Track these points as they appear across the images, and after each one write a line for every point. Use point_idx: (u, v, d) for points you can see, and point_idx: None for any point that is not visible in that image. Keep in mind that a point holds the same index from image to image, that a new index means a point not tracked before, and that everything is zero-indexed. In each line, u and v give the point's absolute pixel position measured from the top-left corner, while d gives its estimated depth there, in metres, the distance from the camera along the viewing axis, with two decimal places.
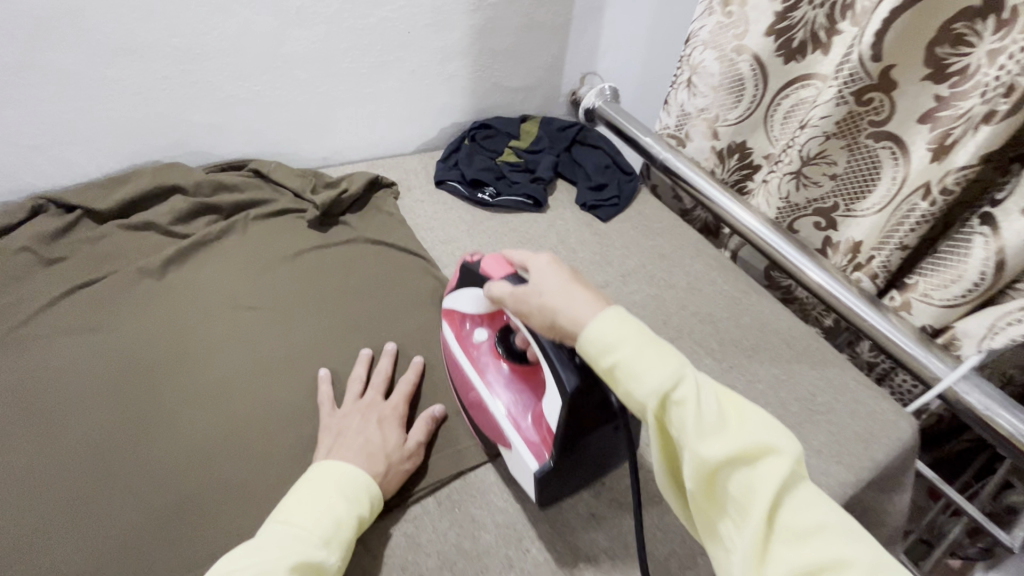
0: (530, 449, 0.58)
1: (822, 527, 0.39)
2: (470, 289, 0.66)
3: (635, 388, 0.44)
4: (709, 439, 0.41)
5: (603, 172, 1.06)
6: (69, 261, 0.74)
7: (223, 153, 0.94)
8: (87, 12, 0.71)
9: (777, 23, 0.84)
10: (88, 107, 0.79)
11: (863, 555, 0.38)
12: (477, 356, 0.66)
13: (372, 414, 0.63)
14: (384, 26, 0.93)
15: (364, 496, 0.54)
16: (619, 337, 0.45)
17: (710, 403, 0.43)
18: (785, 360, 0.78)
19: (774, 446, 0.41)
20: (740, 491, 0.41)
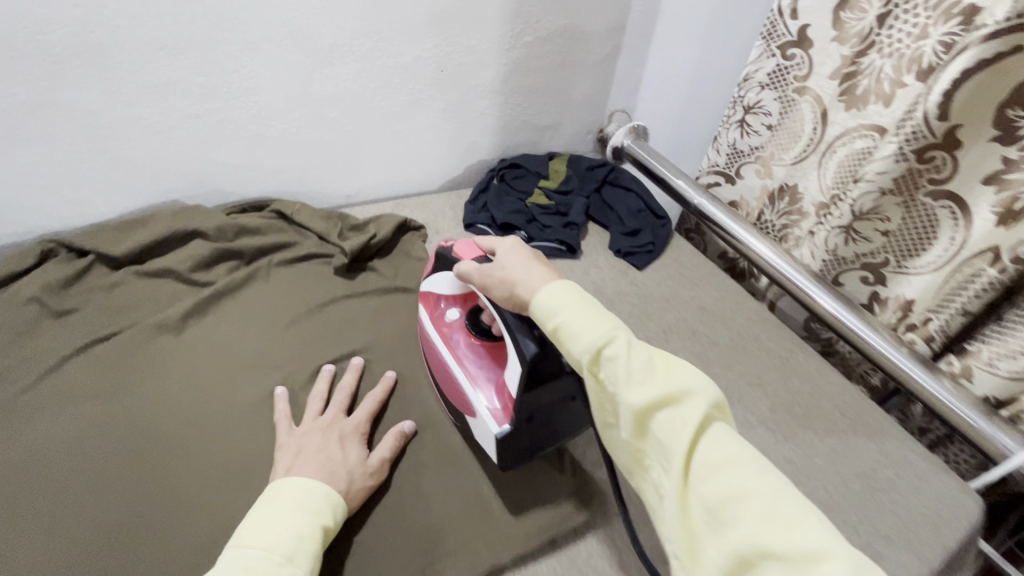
0: (492, 415, 0.61)
1: (734, 462, 0.41)
2: (443, 272, 0.71)
3: (574, 346, 0.49)
4: (635, 385, 0.45)
5: (635, 216, 1.02)
6: (79, 312, 0.69)
7: (244, 192, 0.90)
8: (112, 50, 0.67)
9: (845, 66, 0.86)
10: (108, 147, 0.74)
11: (777, 488, 0.39)
12: (449, 336, 0.70)
13: (334, 432, 0.62)
14: (416, 65, 0.89)
15: (325, 506, 0.54)
16: (561, 303, 0.51)
17: (635, 356, 0.47)
18: (840, 430, 0.74)
19: (696, 390, 0.44)
20: (664, 433, 0.43)
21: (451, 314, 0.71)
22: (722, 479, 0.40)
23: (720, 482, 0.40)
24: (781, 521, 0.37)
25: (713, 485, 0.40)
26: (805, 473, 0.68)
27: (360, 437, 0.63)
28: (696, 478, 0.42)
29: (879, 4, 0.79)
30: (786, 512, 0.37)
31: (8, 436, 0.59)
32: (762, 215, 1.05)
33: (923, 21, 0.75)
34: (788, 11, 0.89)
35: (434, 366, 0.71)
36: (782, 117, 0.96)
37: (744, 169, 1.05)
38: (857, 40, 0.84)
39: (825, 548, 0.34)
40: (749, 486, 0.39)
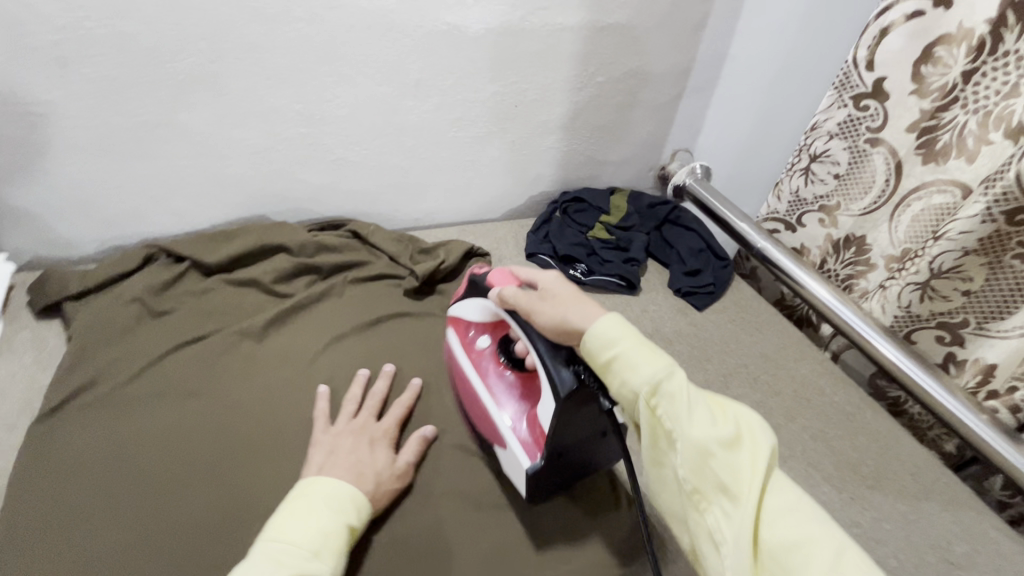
0: (523, 448, 0.61)
1: (789, 507, 0.45)
2: (474, 298, 0.68)
3: (633, 380, 0.48)
4: (701, 427, 0.47)
5: (697, 256, 1.02)
6: (174, 314, 0.74)
7: (322, 212, 0.95)
8: (226, 79, 0.74)
9: (923, 120, 0.81)
10: (211, 165, 0.81)
11: (834, 535, 0.44)
12: (482, 363, 0.69)
13: (365, 434, 0.65)
14: (493, 100, 0.94)
15: (350, 507, 0.54)
16: (617, 337, 0.50)
17: (696, 398, 0.48)
18: (912, 496, 0.71)
19: (758, 440, 0.47)
20: (728, 474, 0.46)
21: (481, 341, 0.70)
22: (789, 526, 0.44)
23: (787, 530, 0.44)
24: (848, 568, 0.41)
25: (778, 533, 0.44)
26: (874, 538, 0.66)
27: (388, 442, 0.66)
28: (760, 520, 0.45)
29: (966, 59, 0.74)
30: (847, 561, 0.42)
31: (103, 423, 0.63)
32: (825, 263, 0.99)
33: (1016, 77, 0.71)
34: (863, 62, 0.84)
35: (463, 389, 0.71)
36: (851, 168, 0.91)
37: (805, 217, 1.00)
38: (938, 94, 0.79)
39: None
40: (816, 538, 0.43)
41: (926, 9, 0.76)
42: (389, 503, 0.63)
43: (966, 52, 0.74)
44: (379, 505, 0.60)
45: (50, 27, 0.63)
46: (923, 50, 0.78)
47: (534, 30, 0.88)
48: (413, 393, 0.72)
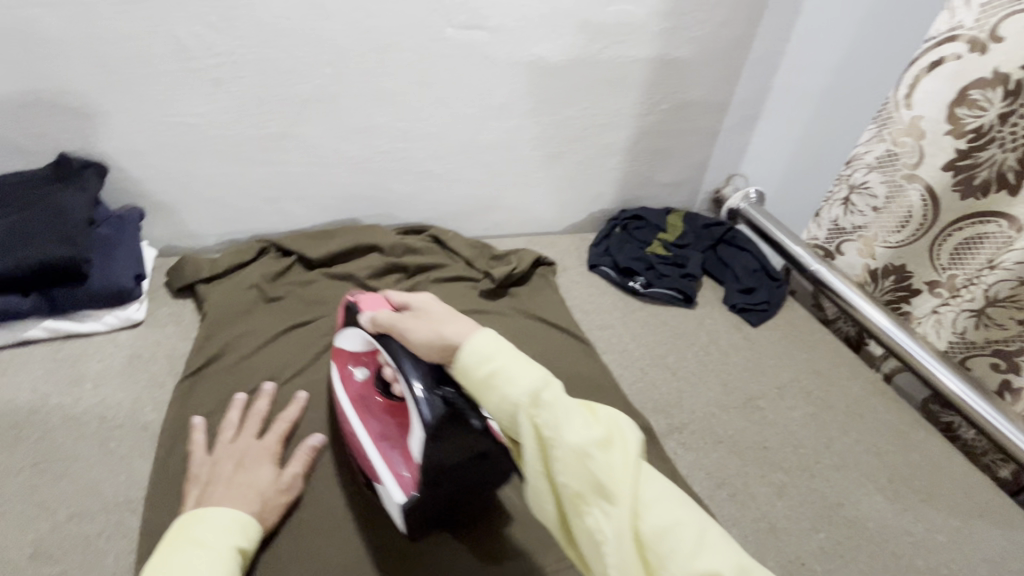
0: (397, 482, 0.58)
1: (667, 503, 0.41)
2: (349, 331, 0.68)
3: (508, 389, 0.46)
4: (572, 427, 0.43)
5: (751, 275, 1.07)
6: (284, 300, 0.84)
7: (407, 218, 1.04)
8: (341, 99, 0.85)
9: (959, 159, 0.85)
10: (317, 172, 0.92)
11: (701, 519, 0.41)
12: (362, 398, 0.67)
13: (244, 455, 0.62)
14: (567, 123, 1.02)
15: (237, 528, 0.52)
16: (488, 346, 0.48)
17: (568, 399, 0.45)
18: (965, 513, 0.73)
19: (626, 433, 0.44)
20: (603, 475, 0.41)
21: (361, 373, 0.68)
22: (669, 522, 0.40)
23: (660, 519, 0.40)
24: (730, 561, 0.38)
25: (651, 523, 0.40)
26: (927, 547, 0.69)
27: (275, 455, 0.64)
28: (645, 528, 0.40)
29: (1002, 103, 0.79)
30: (714, 541, 0.40)
31: (225, 390, 0.72)
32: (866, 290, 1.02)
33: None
34: (903, 100, 0.89)
35: (343, 426, 0.68)
36: (888, 202, 0.95)
37: (845, 246, 1.04)
38: (972, 135, 0.82)
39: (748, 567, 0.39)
40: (686, 521, 0.41)
41: (963, 53, 0.81)
42: (279, 519, 0.61)
43: (1001, 95, 0.78)
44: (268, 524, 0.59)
45: (210, 52, 0.76)
46: (956, 92, 0.82)
47: (605, 61, 0.97)
48: (292, 411, 0.69)
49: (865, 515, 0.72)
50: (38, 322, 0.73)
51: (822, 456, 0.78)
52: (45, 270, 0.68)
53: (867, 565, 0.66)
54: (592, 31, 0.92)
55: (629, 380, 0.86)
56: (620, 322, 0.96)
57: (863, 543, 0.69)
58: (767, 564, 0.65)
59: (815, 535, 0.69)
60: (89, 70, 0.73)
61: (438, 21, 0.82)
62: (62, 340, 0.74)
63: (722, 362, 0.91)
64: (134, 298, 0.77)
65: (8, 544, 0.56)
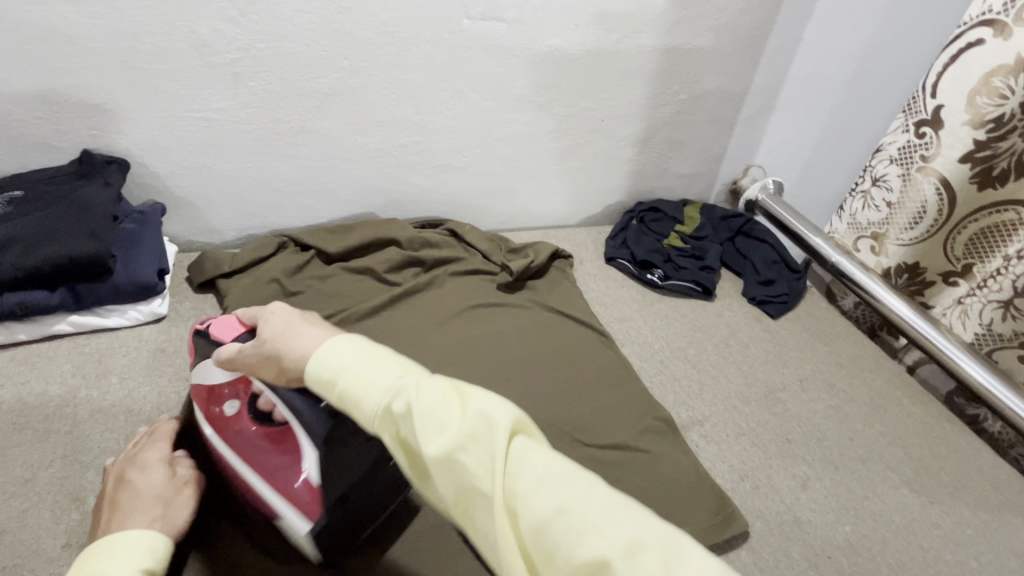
0: (299, 510, 0.55)
1: (544, 481, 0.36)
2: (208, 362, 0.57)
3: (361, 408, 0.41)
4: (429, 431, 0.38)
5: (770, 267, 1.06)
6: (304, 294, 0.85)
7: (423, 211, 1.04)
8: (360, 92, 0.85)
9: (977, 150, 0.84)
10: (335, 166, 0.92)
11: (587, 490, 0.36)
12: (231, 432, 0.60)
13: (127, 469, 0.58)
14: (583, 114, 1.01)
15: (143, 552, 0.47)
16: (334, 366, 0.43)
17: (424, 398, 0.40)
18: (995, 506, 0.72)
19: (490, 417, 0.38)
20: (473, 475, 0.37)
21: (227, 408, 0.60)
22: (548, 505, 0.35)
23: (538, 511, 0.35)
24: (610, 533, 0.34)
25: (529, 518, 0.35)
26: (955, 540, 0.68)
27: (166, 458, 0.60)
28: (525, 521, 0.35)
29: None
30: (601, 519, 0.35)
31: None
32: (888, 282, 1.01)
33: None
34: (930, 88, 0.87)
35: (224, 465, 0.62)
36: (902, 196, 0.95)
37: (860, 243, 1.05)
38: (991, 125, 0.81)
39: (639, 538, 0.34)
40: (570, 502, 0.35)
41: (988, 38, 0.79)
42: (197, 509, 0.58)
43: None
44: (185, 516, 0.56)
45: (231, 47, 0.76)
46: (978, 80, 0.81)
47: (624, 51, 0.96)
48: (164, 430, 0.63)
49: (891, 508, 0.71)
50: (64, 316, 0.74)
51: (846, 448, 0.77)
52: (72, 265, 0.69)
53: (895, 558, 0.66)
54: (611, 21, 0.91)
55: (649, 373, 0.85)
56: (638, 315, 0.96)
57: (889, 536, 0.68)
58: (792, 556, 0.65)
59: (841, 528, 0.68)
60: (112, 66, 0.73)
61: (458, 12, 0.82)
62: (87, 334, 0.75)
63: (742, 354, 0.90)
64: (158, 293, 0.78)
65: (41, 533, 0.57)
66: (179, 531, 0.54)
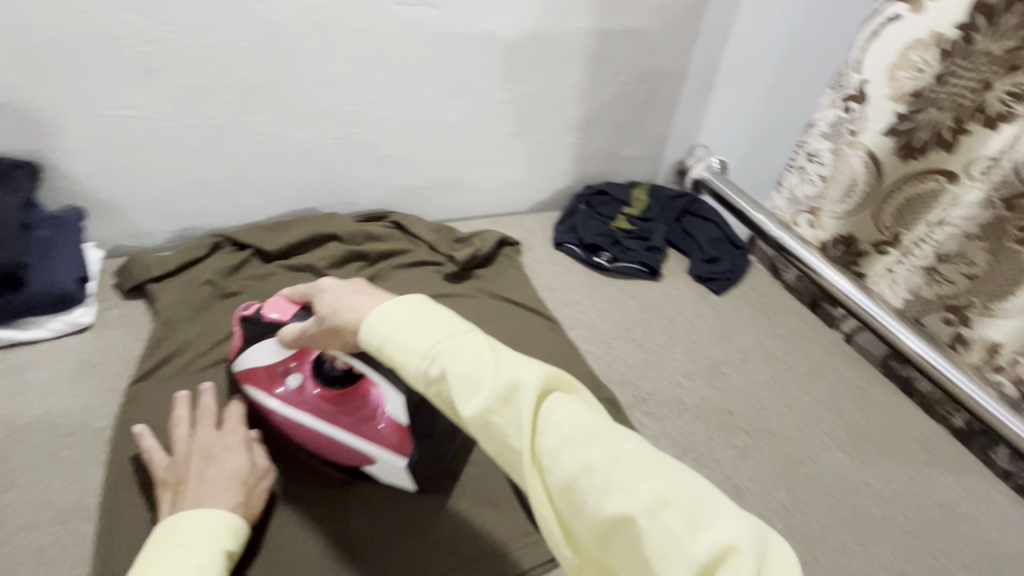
0: (392, 449, 0.62)
1: (573, 439, 0.37)
2: (263, 340, 0.63)
3: (401, 370, 0.43)
4: (465, 393, 0.39)
5: (715, 245, 1.08)
6: (241, 296, 0.82)
7: (366, 205, 1.02)
8: (288, 84, 0.83)
9: (899, 123, 0.86)
10: (269, 161, 0.89)
11: (615, 449, 0.36)
12: (297, 401, 0.63)
13: (210, 450, 0.58)
14: (524, 99, 1.01)
15: (224, 533, 0.51)
16: (378, 333, 0.44)
17: (459, 359, 0.40)
18: (921, 462, 0.76)
19: (521, 380, 0.39)
20: (507, 434, 0.38)
21: (288, 381, 0.64)
22: (576, 463, 0.36)
23: (566, 468, 0.36)
24: (635, 490, 0.34)
25: (559, 474, 0.36)
26: (883, 497, 0.72)
27: (246, 441, 0.61)
28: (556, 477, 0.37)
29: (938, 63, 0.80)
30: (628, 477, 0.35)
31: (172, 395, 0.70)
32: (826, 253, 1.04)
33: (985, 75, 0.78)
34: (854, 64, 0.89)
35: (296, 436, 0.65)
36: (835, 169, 0.97)
37: (798, 218, 1.07)
38: (910, 99, 0.84)
39: (665, 495, 0.34)
40: (598, 459, 0.36)
41: (903, 13, 0.82)
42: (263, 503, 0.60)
43: (937, 55, 0.80)
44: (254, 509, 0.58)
45: (143, 39, 0.72)
46: (898, 55, 0.83)
47: (560, 35, 0.95)
48: (236, 413, 0.63)
49: (825, 471, 0.74)
50: None
51: (784, 416, 0.80)
52: None
53: (828, 517, 0.69)
54: (543, 4, 0.90)
55: (596, 355, 0.86)
56: (585, 299, 0.97)
57: (823, 497, 0.71)
58: None
59: (778, 493, 0.71)
60: (11, 63, 0.69)
61: None
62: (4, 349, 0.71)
63: (687, 331, 0.92)
64: (78, 302, 0.75)
65: None
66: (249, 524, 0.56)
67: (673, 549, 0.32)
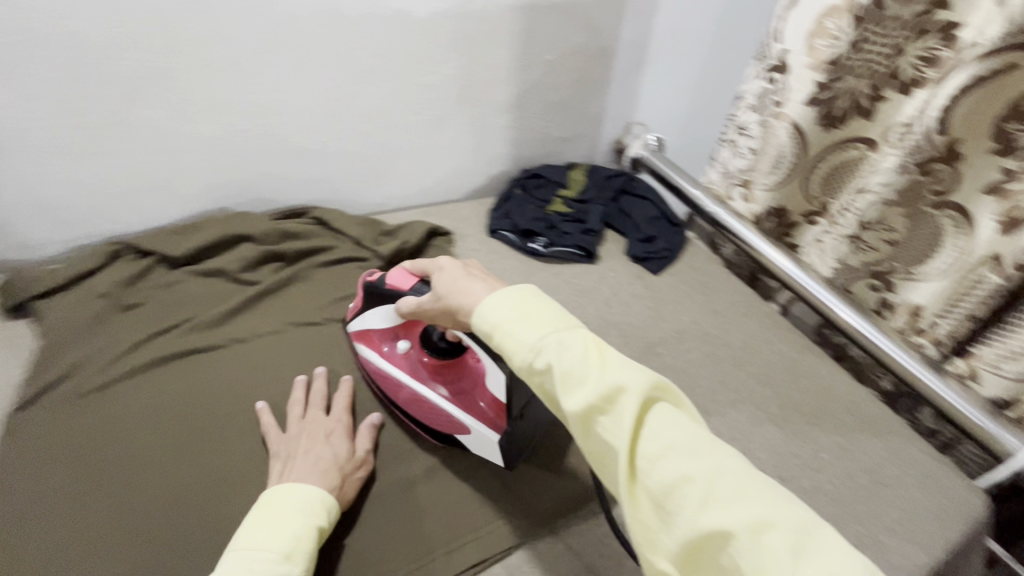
0: (486, 424, 0.68)
1: (671, 449, 0.41)
2: (377, 311, 0.73)
3: (512, 359, 0.48)
4: (570, 389, 0.45)
5: (651, 223, 1.06)
6: (144, 307, 0.77)
7: (285, 201, 0.97)
8: (178, 73, 0.76)
9: (819, 92, 0.85)
10: (167, 160, 0.82)
11: (716, 463, 0.40)
12: (408, 366, 0.73)
13: (320, 430, 0.68)
14: (446, 82, 0.96)
15: (319, 509, 0.57)
16: (494, 321, 0.50)
17: (569, 355, 0.45)
18: (850, 429, 0.77)
19: (627, 386, 0.43)
20: (609, 433, 0.43)
21: (402, 347, 0.74)
22: (673, 470, 0.40)
23: (664, 475, 0.40)
24: (733, 508, 0.38)
25: (658, 477, 0.40)
26: (812, 467, 0.72)
27: (349, 429, 0.70)
28: (652, 480, 0.41)
29: (851, 30, 0.80)
30: (724, 493, 0.39)
31: (67, 416, 0.66)
32: (759, 226, 1.04)
33: (896, 40, 0.77)
34: (774, 34, 0.88)
35: (400, 400, 0.73)
36: (763, 142, 0.96)
37: (732, 191, 1.06)
38: (828, 66, 0.83)
39: (769, 518, 0.37)
40: (696, 471, 0.40)
41: None
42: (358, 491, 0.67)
43: (849, 21, 0.80)
44: (349, 494, 0.64)
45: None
46: (814, 22, 0.83)
47: (478, 11, 0.90)
48: (343, 400, 0.73)
49: (756, 445, 0.74)
50: None
51: (716, 394, 0.80)
52: None
53: None
54: None
55: None
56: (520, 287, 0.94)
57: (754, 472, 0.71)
58: None
59: None
60: None
61: None
62: None
63: (622, 314, 0.91)
64: None
65: None
66: (343, 506, 0.63)
67: (775, 568, 0.35)
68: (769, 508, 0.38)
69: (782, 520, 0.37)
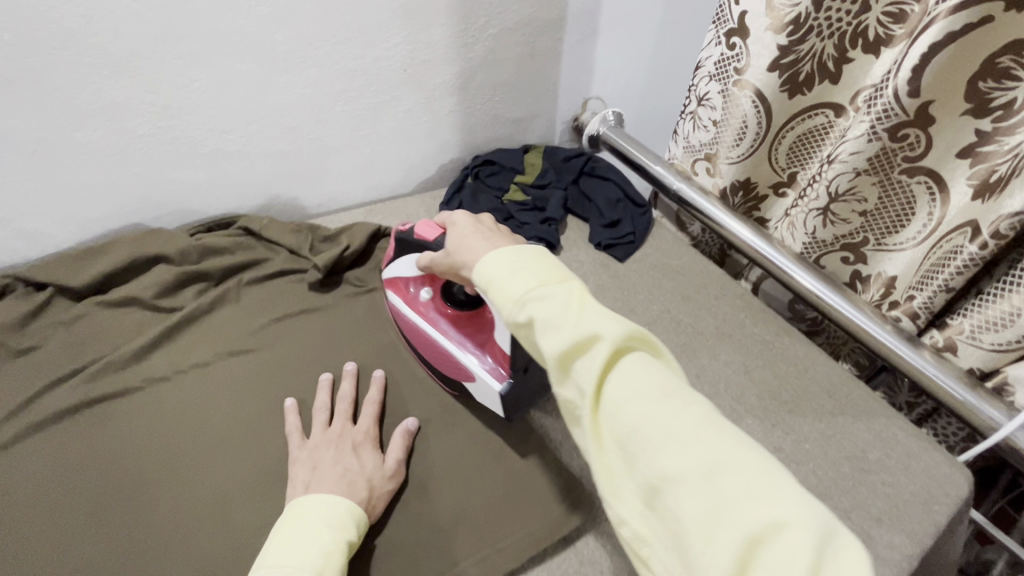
0: (491, 373, 0.66)
1: (637, 395, 0.40)
2: (402, 258, 0.73)
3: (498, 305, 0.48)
4: (550, 335, 0.43)
5: (614, 206, 1.00)
6: (42, 349, 0.71)
7: (207, 210, 0.87)
8: (47, 74, 0.64)
9: (782, 57, 0.78)
10: (53, 178, 0.72)
11: (684, 409, 0.39)
12: (429, 312, 0.73)
13: (346, 442, 0.65)
14: (378, 66, 0.85)
15: (349, 522, 0.55)
16: (489, 271, 0.49)
17: (550, 303, 0.44)
18: (829, 413, 0.74)
19: (606, 334, 0.42)
20: (580, 377, 0.42)
21: (423, 294, 0.74)
22: (634, 414, 0.39)
23: (626, 419, 0.40)
24: (689, 452, 0.37)
25: (621, 422, 0.40)
26: (795, 460, 0.69)
27: (377, 440, 0.67)
28: (614, 422, 0.40)
29: None
30: (685, 437, 0.38)
31: None
32: (726, 202, 0.99)
33: None
34: None
35: (419, 344, 0.74)
36: (725, 113, 0.89)
37: (697, 166, 1.01)
38: (792, 28, 0.75)
39: (724, 464, 0.36)
40: (659, 417, 0.39)
41: None
42: (388, 505, 0.64)
43: None
44: (379, 508, 0.62)
45: None
46: None
47: None
48: (370, 400, 0.71)
49: None
50: None
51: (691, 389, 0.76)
52: None
53: None
54: None
55: None
56: None
57: None
58: None
59: None
60: None
61: None
62: None
63: None
64: None
65: None
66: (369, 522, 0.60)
67: (725, 507, 0.35)
68: (726, 451, 0.37)
69: (732, 463, 0.36)
